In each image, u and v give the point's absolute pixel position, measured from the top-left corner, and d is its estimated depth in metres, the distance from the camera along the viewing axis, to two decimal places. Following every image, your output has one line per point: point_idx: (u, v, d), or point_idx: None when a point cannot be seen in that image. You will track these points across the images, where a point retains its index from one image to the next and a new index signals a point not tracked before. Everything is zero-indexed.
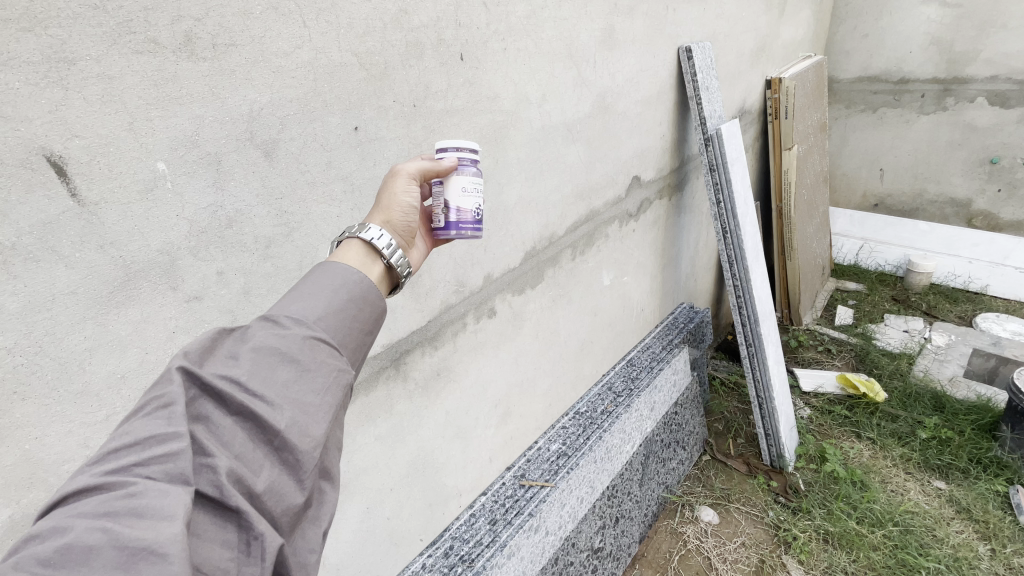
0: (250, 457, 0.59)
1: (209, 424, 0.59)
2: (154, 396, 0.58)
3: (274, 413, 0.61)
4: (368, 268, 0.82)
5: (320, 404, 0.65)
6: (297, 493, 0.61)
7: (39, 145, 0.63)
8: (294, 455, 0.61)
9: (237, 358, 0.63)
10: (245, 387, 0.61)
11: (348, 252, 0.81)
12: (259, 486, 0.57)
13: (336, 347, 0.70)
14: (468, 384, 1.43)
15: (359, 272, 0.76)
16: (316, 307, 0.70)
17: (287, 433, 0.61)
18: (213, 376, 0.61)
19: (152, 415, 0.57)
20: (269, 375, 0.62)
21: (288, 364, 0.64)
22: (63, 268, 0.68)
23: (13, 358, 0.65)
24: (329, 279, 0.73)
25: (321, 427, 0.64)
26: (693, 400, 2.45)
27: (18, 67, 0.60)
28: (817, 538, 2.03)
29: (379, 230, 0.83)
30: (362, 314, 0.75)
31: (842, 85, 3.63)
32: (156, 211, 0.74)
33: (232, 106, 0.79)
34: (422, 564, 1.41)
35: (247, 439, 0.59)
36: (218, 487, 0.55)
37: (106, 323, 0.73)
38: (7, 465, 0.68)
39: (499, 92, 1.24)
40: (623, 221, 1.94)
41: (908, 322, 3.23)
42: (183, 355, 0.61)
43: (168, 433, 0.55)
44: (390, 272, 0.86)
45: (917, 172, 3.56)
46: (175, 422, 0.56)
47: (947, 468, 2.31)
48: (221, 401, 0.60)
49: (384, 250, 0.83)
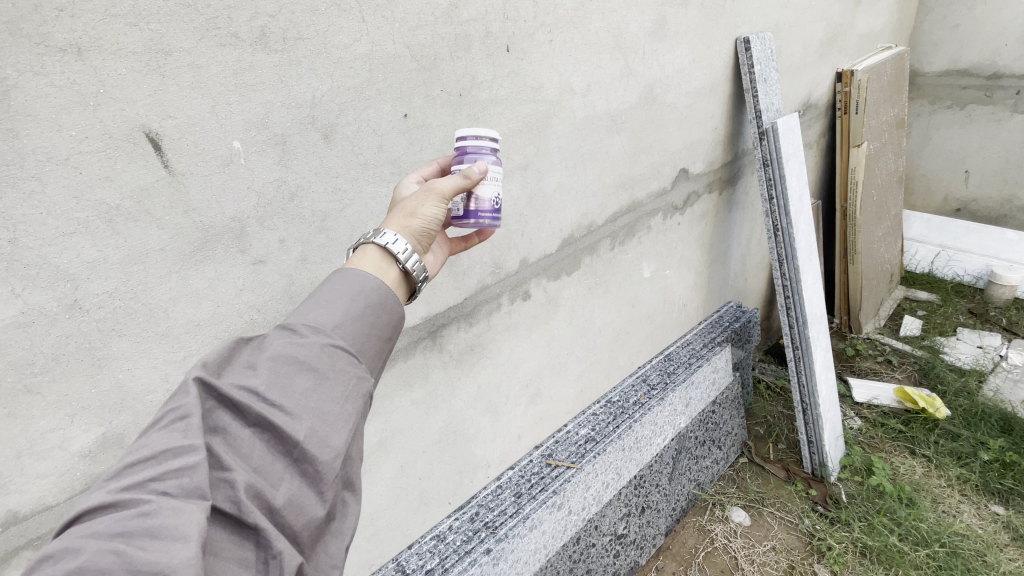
0: (268, 471, 0.63)
1: (227, 434, 0.63)
2: (172, 407, 0.63)
3: (292, 423, 0.65)
4: (383, 273, 0.85)
5: (339, 413, 0.69)
6: (318, 505, 0.65)
7: (140, 123, 0.75)
8: (313, 466, 0.65)
9: (255, 368, 0.68)
10: (262, 397, 0.66)
11: (365, 257, 0.85)
12: (278, 500, 0.62)
13: (355, 354, 0.74)
14: (501, 361, 1.50)
15: (375, 278, 0.80)
16: (333, 315, 0.74)
17: (306, 444, 0.65)
18: (231, 387, 0.66)
19: (169, 427, 0.61)
20: (286, 385, 0.67)
21: (305, 373, 0.69)
22: (155, 228, 0.80)
23: (114, 300, 0.79)
24: (348, 285, 0.78)
25: (340, 437, 0.67)
26: (732, 400, 2.40)
27: (124, 57, 0.72)
28: (853, 551, 1.97)
29: (393, 235, 0.86)
30: (382, 320, 0.79)
31: (927, 79, 3.36)
32: (231, 183, 0.86)
33: (299, 93, 0.89)
34: (449, 525, 1.51)
35: (265, 450, 0.64)
36: (236, 504, 0.59)
37: (187, 277, 0.86)
38: (104, 389, 0.82)
39: (544, 83, 1.29)
40: (668, 214, 1.93)
41: (983, 338, 2.98)
42: (201, 366, 0.66)
43: (184, 446, 0.60)
44: (406, 277, 0.89)
45: (1007, 176, 3.27)
46: (191, 436, 0.60)
47: (1008, 494, 2.15)
48: (239, 412, 0.65)
49: (400, 255, 0.86)
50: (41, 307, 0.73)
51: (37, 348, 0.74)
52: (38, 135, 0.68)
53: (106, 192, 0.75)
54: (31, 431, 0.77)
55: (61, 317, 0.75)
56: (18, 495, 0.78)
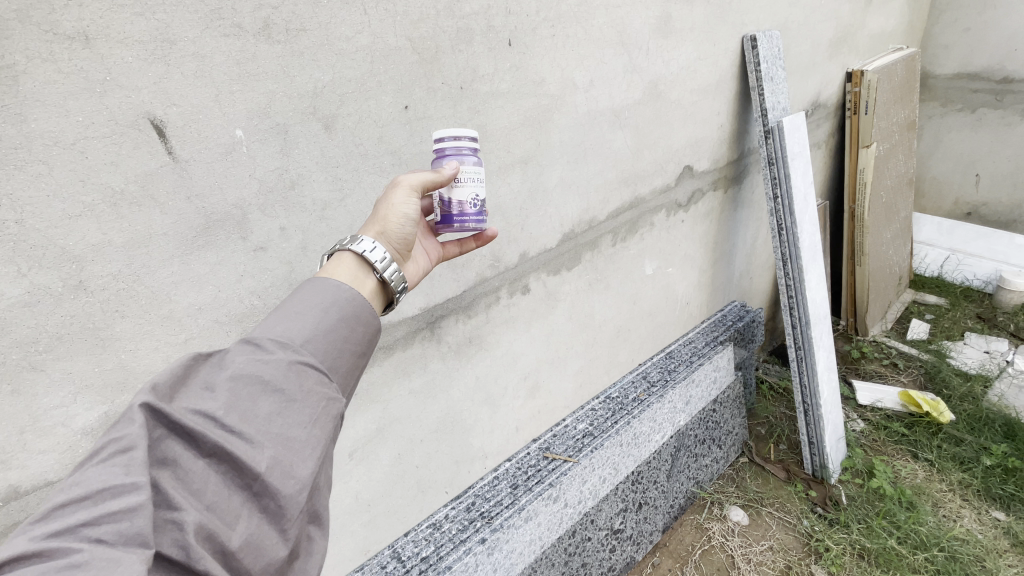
0: (224, 508, 0.62)
1: (178, 467, 0.62)
2: (114, 439, 0.60)
3: (253, 453, 0.65)
4: (360, 282, 0.90)
5: (304, 439, 0.70)
6: (279, 544, 0.65)
7: (145, 111, 0.77)
8: (274, 501, 0.65)
9: (213, 391, 0.68)
10: (221, 423, 0.65)
11: (341, 265, 0.89)
12: (234, 542, 0.61)
13: (324, 371, 0.77)
14: (500, 354, 1.51)
15: (350, 290, 0.84)
16: (302, 331, 0.77)
17: (268, 476, 0.65)
18: (184, 413, 0.65)
19: (110, 461, 0.59)
20: (248, 409, 0.68)
21: (270, 396, 0.70)
22: (158, 213, 0.82)
23: (118, 282, 0.81)
24: (319, 297, 0.81)
25: (304, 467, 0.68)
26: (734, 399, 2.39)
27: (131, 45, 0.74)
28: (851, 553, 1.96)
29: (370, 244, 0.91)
30: (354, 335, 0.82)
31: (940, 81, 3.32)
32: (234, 170, 0.88)
33: (301, 84, 0.91)
34: (445, 514, 1.53)
35: (220, 485, 0.63)
36: (184, 549, 0.57)
37: (189, 262, 0.88)
38: (108, 368, 0.84)
39: (546, 77, 1.29)
40: (671, 211, 1.93)
41: (991, 343, 2.95)
42: (150, 389, 0.64)
43: (127, 485, 0.57)
44: (383, 287, 0.94)
45: (1019, 180, 3.21)
46: (133, 472, 0.58)
47: (1010, 499, 2.13)
48: (192, 441, 0.64)
49: (377, 264, 0.91)
50: (47, 288, 0.76)
51: (41, 327, 0.77)
52: (46, 119, 0.71)
53: (111, 177, 0.77)
54: (35, 407, 0.79)
55: (66, 297, 0.77)
56: (23, 467, 0.81)
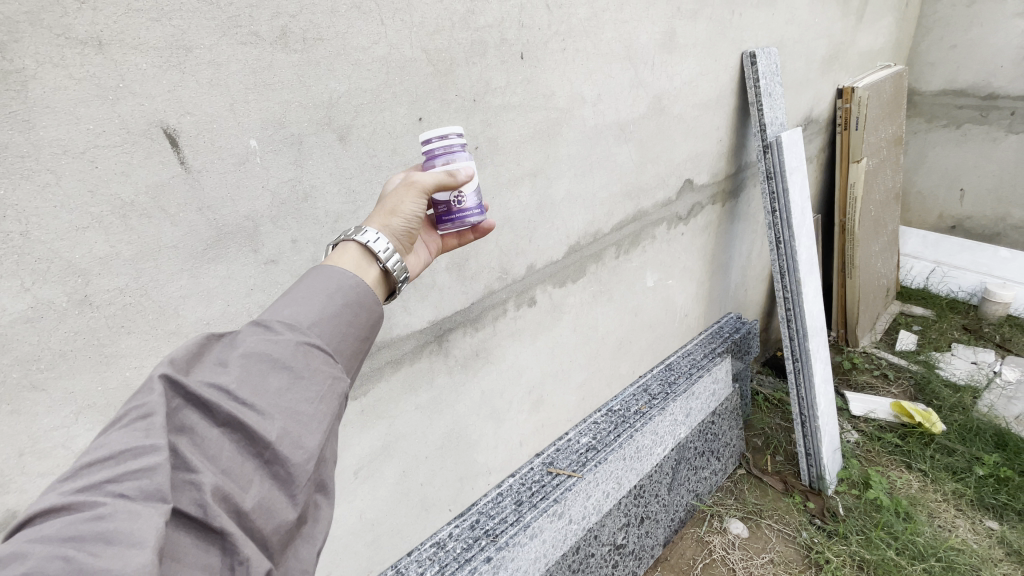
0: (237, 472, 0.61)
1: (195, 434, 0.61)
2: (135, 406, 0.60)
3: (265, 423, 0.64)
4: (362, 271, 0.84)
5: (313, 413, 0.68)
6: (289, 509, 0.63)
7: (158, 119, 0.75)
8: (285, 468, 0.64)
9: (226, 365, 0.67)
10: (233, 394, 0.64)
11: (345, 255, 0.84)
12: (247, 504, 0.60)
13: (331, 353, 0.74)
14: (505, 367, 1.49)
15: (355, 277, 0.80)
16: (310, 312, 0.73)
17: (278, 445, 0.64)
18: (199, 384, 0.64)
19: (131, 425, 0.59)
20: (259, 383, 0.66)
21: (280, 371, 0.68)
22: (169, 224, 0.79)
23: (124, 297, 0.78)
24: (325, 281, 0.77)
25: (313, 439, 0.66)
26: (732, 411, 2.40)
27: (146, 52, 0.72)
28: (850, 564, 1.97)
29: (375, 233, 0.85)
30: (359, 319, 0.78)
31: (925, 98, 3.42)
32: (246, 181, 0.85)
33: (316, 93, 0.89)
34: (449, 532, 1.50)
35: (234, 451, 0.62)
36: (202, 507, 0.57)
37: (198, 275, 0.85)
38: (111, 387, 0.81)
39: (555, 90, 1.29)
40: (672, 224, 1.94)
41: (978, 354, 3.01)
42: (169, 362, 0.64)
43: (146, 446, 0.57)
44: (386, 277, 0.88)
45: (1001, 194, 3.31)
46: (153, 435, 0.58)
47: (1003, 509, 2.16)
48: (208, 411, 0.63)
49: (381, 253, 0.85)
50: (50, 303, 0.72)
51: (44, 343, 0.73)
52: (56, 127, 0.68)
53: (121, 187, 0.74)
54: (35, 428, 0.75)
55: (70, 313, 0.74)
56: (19, 494, 0.76)
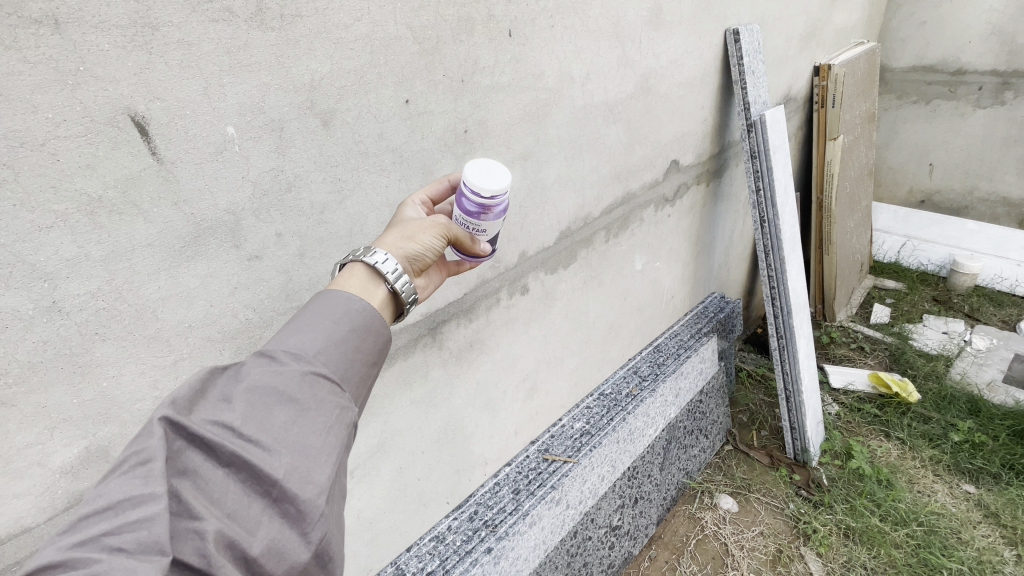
0: (245, 514, 0.58)
1: (198, 477, 0.58)
2: (133, 451, 0.57)
3: (271, 460, 0.61)
4: (369, 294, 0.81)
5: (321, 446, 0.65)
6: (302, 548, 0.60)
7: (124, 105, 0.68)
8: (295, 505, 0.61)
9: (230, 403, 0.64)
10: (238, 432, 0.62)
11: (351, 276, 0.81)
12: (255, 548, 0.57)
13: (337, 382, 0.72)
14: (499, 357, 1.47)
15: (361, 300, 0.78)
16: (316, 340, 0.72)
17: (286, 481, 0.61)
18: (201, 424, 0.61)
19: (130, 472, 0.56)
20: (265, 419, 0.64)
21: (285, 405, 0.66)
22: (142, 222, 0.73)
23: (96, 302, 0.72)
24: (331, 307, 0.75)
25: (322, 472, 0.63)
26: (718, 389, 2.43)
27: (108, 30, 0.65)
28: (837, 532, 2.04)
29: (384, 254, 0.83)
30: (366, 345, 0.76)
31: (895, 75, 3.48)
32: (224, 172, 0.79)
33: (296, 75, 0.83)
34: (448, 525, 1.49)
35: (240, 493, 0.59)
36: (205, 557, 0.53)
37: (177, 275, 0.79)
38: (87, 399, 0.75)
39: (544, 69, 1.25)
40: (659, 206, 1.93)
41: (948, 324, 3.12)
42: (170, 403, 0.61)
43: (145, 494, 0.54)
44: (394, 298, 0.86)
45: (969, 169, 3.43)
46: (152, 482, 0.55)
47: (977, 472, 2.26)
48: (211, 452, 0.60)
49: (388, 275, 0.82)
50: (16, 311, 0.66)
51: (11, 355, 0.66)
52: (10, 117, 0.61)
53: (86, 182, 0.67)
54: (5, 447, 0.69)
55: (39, 320, 0.68)
56: None
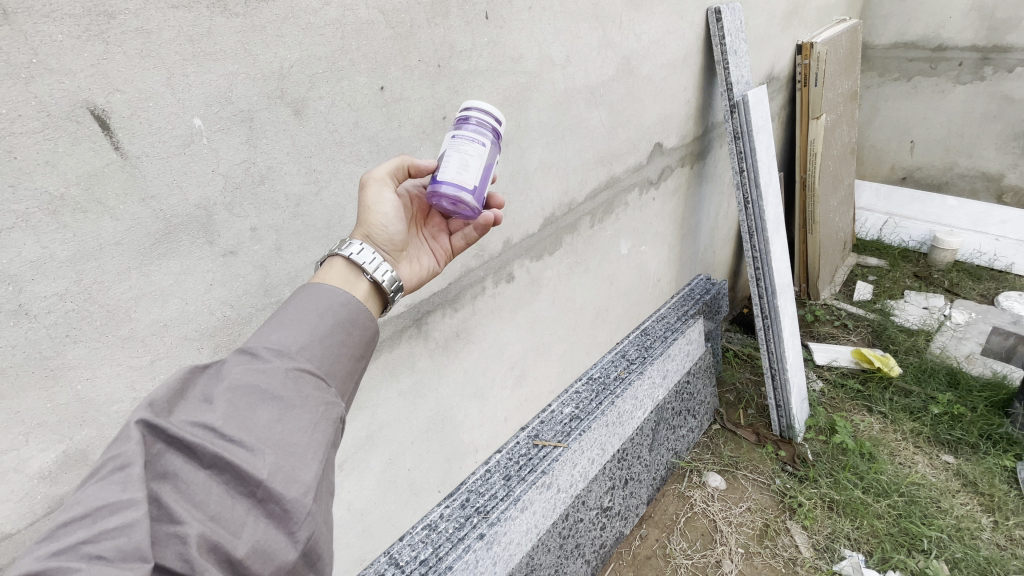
0: (228, 517, 0.57)
1: (179, 479, 0.57)
2: (111, 456, 0.56)
3: (255, 459, 0.60)
4: (350, 285, 0.83)
5: (306, 444, 0.65)
6: (289, 548, 0.60)
7: (83, 99, 0.65)
8: (281, 505, 0.60)
9: (212, 402, 0.63)
10: (220, 432, 0.60)
11: (331, 270, 0.83)
12: (240, 550, 0.56)
13: (322, 377, 0.72)
14: (486, 345, 1.46)
15: (345, 294, 0.78)
16: (299, 336, 0.72)
17: (271, 482, 0.60)
18: (182, 425, 0.60)
19: (108, 479, 0.55)
20: (248, 417, 0.63)
21: (269, 403, 0.65)
22: (109, 219, 0.71)
23: (65, 303, 0.70)
24: (315, 301, 0.76)
25: (308, 471, 0.63)
26: (705, 369, 2.46)
27: (60, 20, 0.62)
28: (821, 505, 2.09)
29: (358, 245, 0.85)
30: (351, 339, 0.77)
31: (877, 52, 3.49)
32: (193, 165, 0.77)
33: (265, 63, 0.80)
34: (440, 514, 1.50)
35: (223, 495, 0.58)
36: (187, 561, 0.53)
37: (150, 274, 0.77)
38: (62, 403, 0.73)
39: (523, 53, 1.22)
40: (644, 189, 1.92)
41: (929, 299, 3.18)
42: (148, 405, 0.60)
43: (124, 500, 0.53)
44: (377, 289, 0.87)
45: (949, 144, 3.45)
46: (131, 487, 0.54)
47: (956, 443, 2.33)
48: (193, 453, 0.59)
49: (365, 265, 0.84)
50: None
51: None
52: None
53: (47, 179, 0.65)
54: None
55: (5, 324, 0.66)
56: None
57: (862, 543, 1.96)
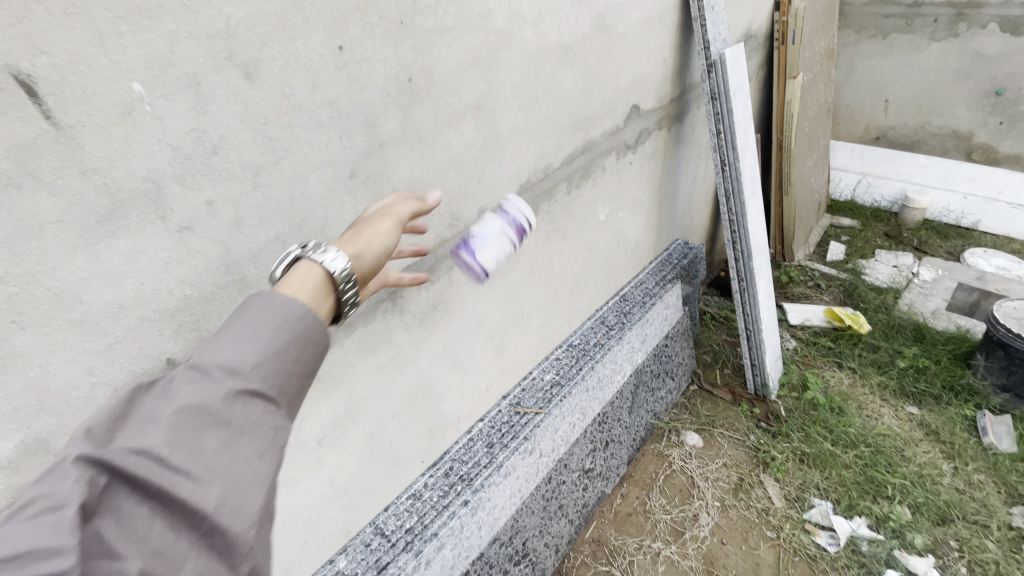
0: (167, 553, 0.54)
1: (113, 516, 0.54)
2: (39, 492, 0.52)
3: (195, 494, 0.56)
4: (315, 299, 0.75)
5: (254, 474, 0.61)
6: None
7: (3, 62, 0.59)
8: (225, 540, 0.57)
9: (150, 430, 0.59)
10: (159, 466, 0.56)
11: (301, 274, 0.76)
12: None
13: (273, 395, 0.67)
14: (465, 317, 1.45)
15: (303, 305, 0.72)
16: (251, 352, 0.66)
17: (213, 516, 0.57)
18: (117, 456, 0.56)
19: (35, 517, 0.51)
20: (189, 447, 0.58)
21: (215, 430, 0.60)
22: (46, 195, 0.66)
23: (5, 287, 0.65)
24: (268, 310, 0.69)
25: (255, 504, 0.60)
26: (683, 332, 2.50)
27: None
28: (793, 458, 2.18)
29: (335, 251, 0.77)
30: (308, 352, 0.71)
31: (854, 8, 3.45)
32: (137, 135, 0.72)
33: (208, 21, 0.74)
34: (424, 483, 1.50)
35: (162, 530, 0.55)
36: None
37: (98, 253, 0.72)
38: (14, 392, 0.69)
39: (492, 8, 1.17)
40: (621, 153, 1.89)
41: (898, 258, 3.26)
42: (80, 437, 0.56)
43: (52, 540, 0.50)
44: (333, 297, 0.78)
45: (922, 103, 3.47)
46: (57, 529, 0.50)
47: (920, 395, 2.42)
48: (127, 489, 0.55)
49: (334, 271, 0.76)
50: None
51: None
52: None
53: None
54: None
55: None
56: None
57: (830, 492, 2.06)
